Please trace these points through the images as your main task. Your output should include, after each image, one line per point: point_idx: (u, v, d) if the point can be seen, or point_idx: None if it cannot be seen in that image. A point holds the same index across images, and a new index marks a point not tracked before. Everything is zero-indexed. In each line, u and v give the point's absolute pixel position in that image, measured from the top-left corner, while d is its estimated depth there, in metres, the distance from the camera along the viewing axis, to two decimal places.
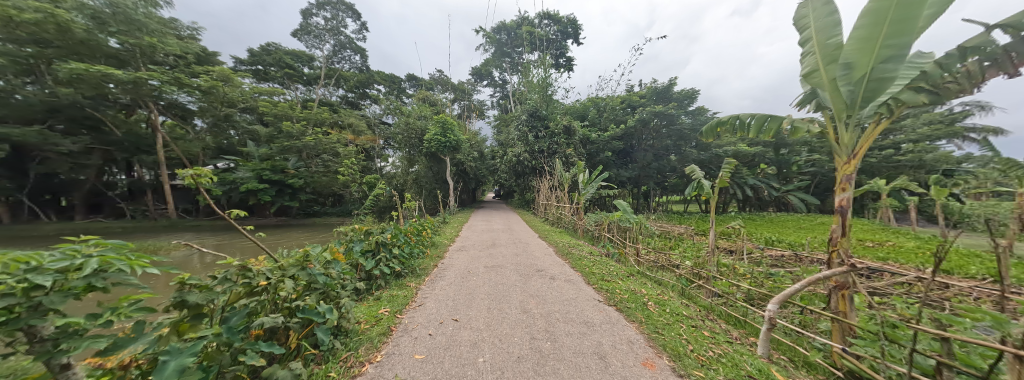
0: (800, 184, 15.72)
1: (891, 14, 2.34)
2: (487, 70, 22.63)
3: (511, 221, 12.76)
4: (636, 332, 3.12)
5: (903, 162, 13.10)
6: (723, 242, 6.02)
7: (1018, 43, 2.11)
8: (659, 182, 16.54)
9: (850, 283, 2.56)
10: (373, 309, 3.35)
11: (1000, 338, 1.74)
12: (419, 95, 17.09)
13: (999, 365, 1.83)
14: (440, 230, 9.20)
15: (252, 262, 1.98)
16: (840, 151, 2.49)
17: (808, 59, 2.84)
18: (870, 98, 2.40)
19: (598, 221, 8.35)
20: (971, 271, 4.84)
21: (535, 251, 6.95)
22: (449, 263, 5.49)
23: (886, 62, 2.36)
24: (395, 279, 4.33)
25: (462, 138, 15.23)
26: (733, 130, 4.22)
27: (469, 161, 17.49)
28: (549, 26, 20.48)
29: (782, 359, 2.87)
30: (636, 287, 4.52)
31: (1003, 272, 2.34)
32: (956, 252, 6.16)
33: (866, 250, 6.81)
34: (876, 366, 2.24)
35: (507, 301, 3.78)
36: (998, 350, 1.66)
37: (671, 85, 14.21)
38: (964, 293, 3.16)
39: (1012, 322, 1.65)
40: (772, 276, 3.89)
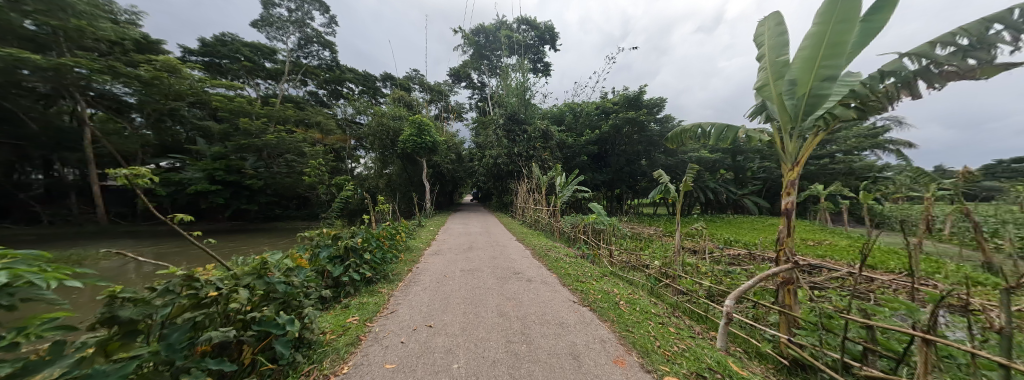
0: (753, 188, 17.18)
1: (827, 39, 2.67)
2: (464, 71, 22.45)
3: (489, 224, 12.74)
4: (608, 331, 3.23)
5: (837, 170, 14.79)
6: (688, 242, 6.42)
7: (922, 70, 2.48)
8: (630, 186, 17.29)
9: (794, 278, 2.84)
10: (341, 317, 3.19)
11: (912, 324, 2.01)
12: (393, 94, 16.58)
13: (913, 348, 2.12)
14: (415, 234, 8.96)
15: (200, 271, 1.81)
16: (786, 158, 2.78)
17: (763, 74, 3.16)
18: (809, 112, 2.71)
19: (573, 223, 8.56)
20: (891, 266, 5.57)
21: (512, 253, 6.98)
22: (424, 267, 5.37)
23: (823, 81, 2.67)
24: (366, 285, 4.15)
25: (439, 139, 14.95)
26: (695, 138, 4.53)
27: (446, 163, 17.23)
28: (526, 31, 20.80)
29: (738, 351, 3.11)
30: (609, 288, 4.68)
31: (913, 266, 2.71)
32: (880, 249, 7.05)
33: (808, 248, 7.62)
34: (815, 353, 2.51)
35: (484, 304, 3.77)
36: (911, 335, 1.92)
37: (642, 93, 14.92)
38: (885, 285, 3.62)
39: (921, 310, 1.92)
40: (729, 274, 4.21)
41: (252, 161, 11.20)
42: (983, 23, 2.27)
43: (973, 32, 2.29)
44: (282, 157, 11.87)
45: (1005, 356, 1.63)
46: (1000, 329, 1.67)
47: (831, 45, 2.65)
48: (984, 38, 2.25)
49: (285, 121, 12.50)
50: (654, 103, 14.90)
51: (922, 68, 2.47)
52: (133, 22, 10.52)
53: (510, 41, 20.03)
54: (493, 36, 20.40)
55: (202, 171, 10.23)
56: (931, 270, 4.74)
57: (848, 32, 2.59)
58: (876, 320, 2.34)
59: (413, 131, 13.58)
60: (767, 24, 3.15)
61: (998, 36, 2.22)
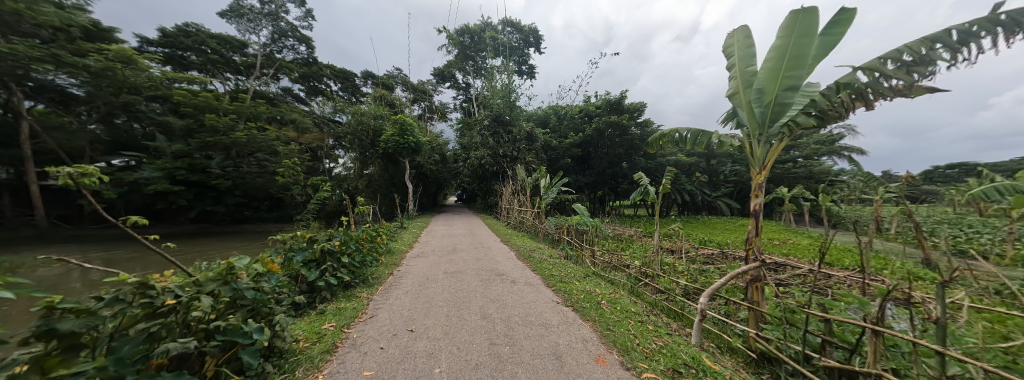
0: (726, 190, 18.09)
1: (790, 52, 2.87)
2: (448, 71, 22.20)
3: (473, 226, 12.65)
4: (590, 331, 3.29)
5: (800, 174, 15.85)
6: (667, 242, 6.66)
7: (873, 82, 2.70)
8: (612, 188, 17.71)
9: (762, 276, 3.01)
10: (316, 324, 3.06)
11: (864, 317, 2.18)
12: (374, 93, 16.14)
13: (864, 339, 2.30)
14: (397, 236, 8.73)
15: (156, 278, 1.68)
16: (753, 162, 2.97)
17: (733, 83, 3.35)
18: (775, 119, 2.88)
19: (557, 224, 8.65)
20: (847, 263, 6.03)
21: (496, 255, 6.96)
22: (405, 270, 5.26)
23: (787, 91, 2.86)
24: (344, 290, 4.01)
25: (422, 140, 14.70)
26: (672, 142, 4.71)
27: (429, 163, 16.96)
28: (511, 33, 20.87)
29: (711, 346, 3.26)
30: (591, 288, 4.76)
31: (867, 263, 2.93)
32: (837, 248, 7.62)
33: (775, 247, 8.11)
34: (780, 346, 2.68)
35: (468, 307, 3.74)
36: (863, 327, 2.08)
37: (624, 98, 15.34)
38: (841, 281, 3.92)
39: (870, 303, 2.09)
40: (703, 273, 4.41)
41: (219, 159, 10.52)
42: (925, 41, 2.50)
43: (915, 50, 2.53)
44: (252, 155, 11.24)
45: (941, 343, 1.80)
46: (937, 319, 1.85)
47: (792, 57, 2.85)
48: (925, 56, 2.50)
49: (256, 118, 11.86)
50: (635, 107, 15.30)
51: (872, 81, 2.71)
52: (81, 7, 9.59)
53: (496, 42, 20.05)
54: (478, 37, 20.33)
55: (161, 170, 9.42)
56: (881, 266, 5.17)
57: (807, 46, 2.80)
58: (833, 314, 2.53)
59: (394, 131, 13.24)
60: (737, 36, 3.35)
61: (935, 54, 2.47)
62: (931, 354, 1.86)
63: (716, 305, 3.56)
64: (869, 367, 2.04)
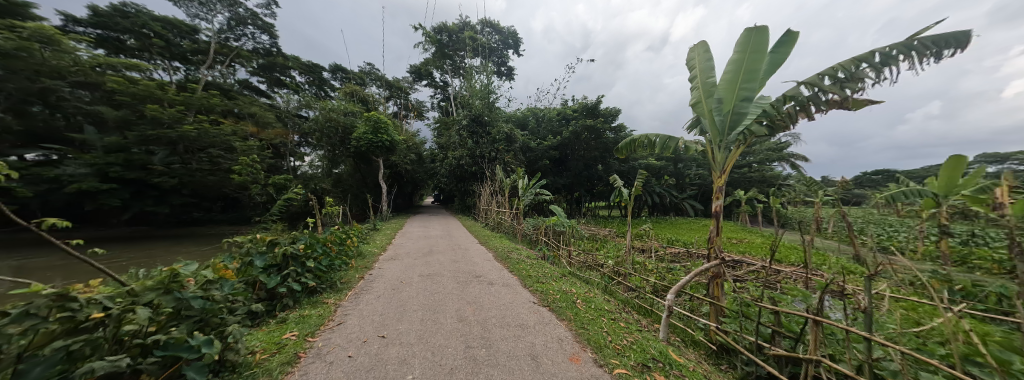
0: (691, 193, 19.26)
1: (744, 66, 3.12)
2: (425, 69, 21.70)
3: (450, 227, 12.47)
4: (565, 330, 3.35)
5: (755, 178, 17.25)
6: (638, 242, 6.96)
7: (814, 96, 3.00)
8: (588, 190, 18.19)
9: (722, 273, 3.23)
10: (275, 334, 2.84)
11: (807, 309, 2.40)
12: (345, 88, 15.40)
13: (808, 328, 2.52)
14: (369, 238, 8.37)
15: (80, 289, 1.49)
16: (713, 166, 3.19)
17: (696, 93, 3.57)
18: (732, 127, 3.12)
19: (535, 225, 8.71)
20: (794, 260, 6.65)
21: (474, 256, 6.88)
22: (378, 273, 5.06)
23: (742, 101, 3.10)
24: (309, 296, 3.76)
25: (397, 138, 14.25)
26: (643, 147, 4.94)
27: (404, 163, 16.46)
28: (490, 34, 20.83)
29: (676, 340, 3.44)
30: (567, 287, 4.85)
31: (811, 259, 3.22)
32: (786, 245, 8.38)
33: (733, 245, 8.77)
34: (737, 338, 2.88)
35: (443, 310, 3.67)
36: (807, 317, 2.30)
37: (600, 102, 15.83)
38: (788, 276, 4.30)
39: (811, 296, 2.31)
40: (670, 271, 4.64)
41: (163, 155, 9.47)
42: (855, 61, 2.82)
43: (847, 68, 2.84)
44: (204, 151, 10.29)
45: (868, 330, 2.03)
46: (864, 308, 2.08)
47: (747, 70, 3.10)
48: (855, 74, 2.82)
49: (209, 111, 10.85)
50: (610, 112, 15.79)
51: (812, 95, 3.01)
52: None
53: (475, 43, 19.91)
54: (456, 36, 20.06)
55: (90, 166, 8.34)
56: (824, 263, 5.75)
57: (758, 61, 3.07)
58: (782, 306, 2.76)
59: (366, 129, 12.70)
60: (698, 49, 3.58)
61: (862, 73, 2.80)
62: (860, 340, 2.09)
63: (682, 301, 3.76)
64: (808, 353, 2.26)
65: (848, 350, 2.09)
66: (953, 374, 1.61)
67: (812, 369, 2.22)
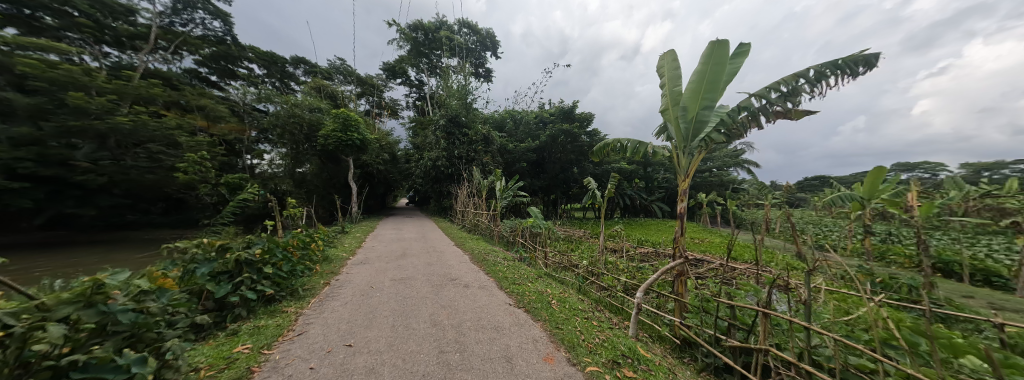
0: (659, 195, 20.30)
1: (707, 76, 3.34)
2: (400, 67, 21.05)
3: (425, 229, 12.19)
4: (540, 330, 3.38)
5: (715, 182, 18.58)
6: (611, 242, 7.22)
7: (763, 108, 3.29)
8: (564, 192, 18.55)
9: (685, 271, 3.42)
10: (224, 348, 2.58)
11: (759, 303, 2.60)
12: (311, 83, 14.55)
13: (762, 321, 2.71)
14: (337, 241, 7.92)
15: None
16: (677, 171, 3.39)
17: (664, 100, 3.77)
18: (695, 134, 3.33)
19: (512, 227, 8.72)
20: (749, 257, 7.24)
21: (449, 259, 6.75)
22: (346, 278, 4.80)
23: (705, 110, 3.33)
24: (265, 305, 3.48)
25: (369, 137, 13.68)
26: (615, 151, 5.12)
27: (376, 163, 15.82)
28: (467, 35, 20.68)
29: (645, 336, 3.60)
30: (542, 288, 4.89)
31: (763, 256, 3.49)
32: (741, 244, 9.11)
33: (696, 244, 9.37)
34: (698, 332, 3.07)
35: (417, 314, 3.56)
36: (759, 310, 2.49)
37: (576, 107, 16.23)
38: (744, 273, 4.65)
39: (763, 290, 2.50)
40: (639, 270, 4.84)
41: (88, 150, 8.18)
42: (797, 78, 3.13)
43: (790, 83, 3.15)
44: (142, 147, 9.22)
45: (808, 320, 2.24)
46: (805, 301, 2.30)
47: (709, 81, 3.33)
48: (797, 89, 3.12)
49: (150, 103, 9.58)
50: (585, 117, 16.25)
51: (761, 106, 3.29)
52: None
53: (452, 43, 19.65)
54: (432, 35, 19.68)
55: None
56: (775, 260, 6.29)
57: (719, 73, 3.30)
58: (738, 301, 2.96)
59: (334, 127, 12.07)
60: (667, 59, 3.78)
61: (802, 88, 3.10)
62: (801, 329, 2.31)
63: (650, 299, 3.92)
64: (759, 343, 2.45)
65: (792, 339, 2.29)
66: (874, 357, 1.83)
67: (762, 358, 2.42)
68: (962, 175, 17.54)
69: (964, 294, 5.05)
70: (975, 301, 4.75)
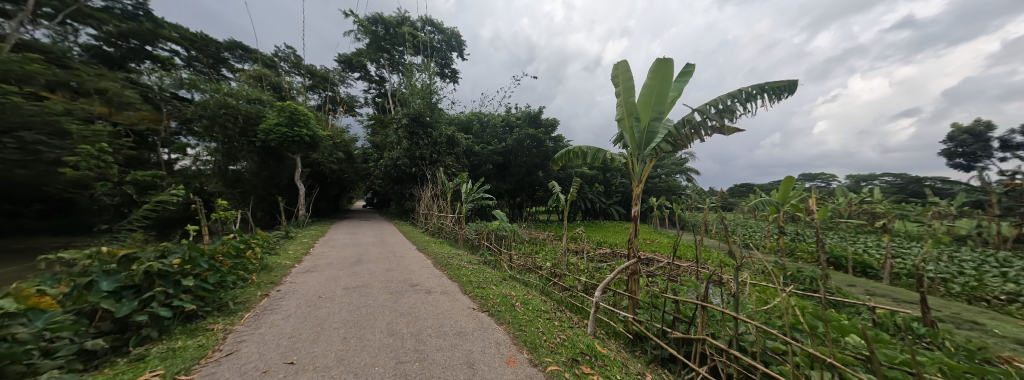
0: (617, 199, 21.58)
1: (655, 90, 3.64)
2: (358, 61, 19.80)
3: (384, 233, 11.56)
4: (503, 334, 3.39)
5: (663, 187, 20.30)
6: (573, 244, 7.50)
7: (703, 121, 3.67)
8: (530, 195, 18.83)
9: (638, 270, 3.66)
10: (125, 377, 2.11)
11: (699, 297, 2.87)
12: (248, 71, 13.02)
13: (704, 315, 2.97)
14: (281, 248, 7.11)
15: None
16: (632, 177, 3.63)
17: (619, 111, 4.02)
18: (646, 143, 3.61)
19: (478, 230, 8.65)
20: (692, 256, 8.02)
21: (410, 264, 6.47)
22: (290, 289, 4.37)
23: (654, 122, 3.63)
24: (184, 324, 2.98)
25: (320, 134, 12.63)
26: (577, 157, 5.34)
27: (328, 162, 14.67)
28: (432, 34, 20.19)
29: (601, 333, 3.78)
30: (506, 291, 4.91)
31: (701, 254, 3.87)
32: (685, 244, 10.05)
33: (649, 245, 10.13)
34: (648, 326, 3.31)
35: (372, 324, 3.36)
36: (698, 304, 2.75)
37: (541, 112, 16.66)
38: (687, 270, 5.12)
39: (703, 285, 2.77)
40: (597, 270, 5.08)
41: None
42: (728, 96, 3.55)
43: (723, 101, 3.57)
44: (8, 135, 5.54)
45: (737, 311, 2.52)
46: (735, 294, 2.59)
47: (658, 95, 3.63)
48: (729, 107, 3.54)
49: (26, 79, 5.89)
50: (550, 123, 16.79)
51: (701, 121, 3.68)
52: None
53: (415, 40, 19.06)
54: (394, 30, 18.82)
55: None
56: (714, 258, 7.01)
57: (666, 88, 3.61)
58: (682, 297, 3.24)
59: (275, 120, 10.93)
60: (621, 72, 4.04)
61: (733, 107, 3.54)
62: (731, 319, 2.60)
63: (607, 298, 4.14)
64: (699, 334, 2.71)
65: (725, 329, 2.57)
66: (787, 340, 2.12)
67: (701, 347, 2.68)
68: (851, 184, 21.26)
69: (848, 283, 6.14)
70: (856, 289, 5.80)
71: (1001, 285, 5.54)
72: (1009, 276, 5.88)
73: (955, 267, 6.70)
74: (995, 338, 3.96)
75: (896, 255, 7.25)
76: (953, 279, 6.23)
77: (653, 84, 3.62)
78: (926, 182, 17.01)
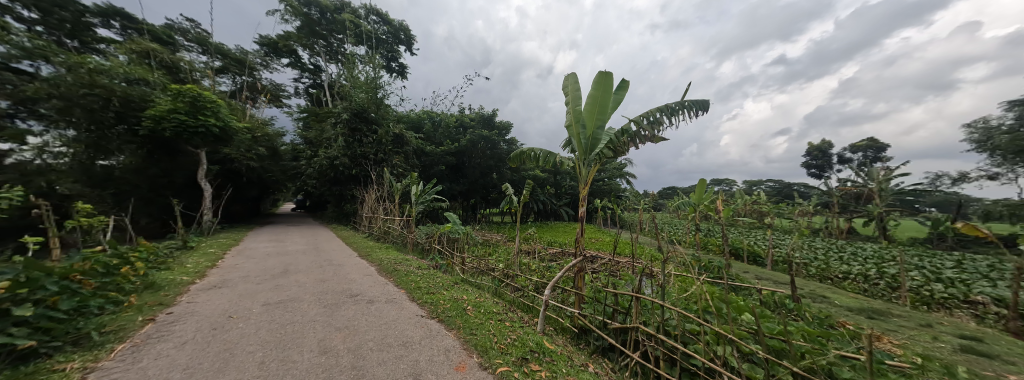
0: (566, 201, 22.68)
1: (599, 100, 3.89)
2: (286, 45, 17.49)
3: (319, 239, 10.41)
4: (454, 339, 3.31)
5: (606, 189, 21.99)
6: (525, 245, 7.63)
7: (635, 131, 4.07)
8: (483, 197, 18.74)
9: (583, 266, 3.90)
10: None
11: (634, 290, 3.13)
12: (130, 45, 10.50)
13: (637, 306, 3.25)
14: (176, 261, 5.84)
15: None
16: (579, 179, 3.85)
17: (568, 117, 4.25)
18: (591, 148, 3.90)
19: (428, 233, 8.29)
20: (631, 251, 8.80)
21: (350, 272, 5.93)
22: (190, 310, 3.64)
23: (598, 129, 3.92)
24: (11, 366, 2.17)
25: (236, 125, 10.79)
26: (528, 159, 5.49)
27: (246, 158, 12.68)
28: (377, 24, 18.86)
29: (550, 329, 3.91)
30: (458, 295, 4.79)
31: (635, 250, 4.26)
32: (625, 241, 10.99)
33: (596, 244, 10.83)
34: (593, 320, 3.51)
35: (301, 343, 2.99)
36: (635, 296, 2.99)
37: (495, 114, 16.68)
38: (625, 266, 5.60)
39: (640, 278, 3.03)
40: (547, 269, 5.27)
41: None
42: (656, 110, 3.99)
43: (652, 115, 4.00)
44: None
45: (664, 300, 2.81)
46: (662, 285, 2.90)
47: (600, 105, 3.89)
48: (656, 119, 3.98)
49: None
50: (503, 125, 16.96)
51: (636, 131, 4.06)
52: None
53: (357, 28, 17.60)
54: (332, 15, 17.05)
55: None
56: (649, 253, 7.79)
57: (607, 98, 3.90)
58: (618, 290, 3.53)
59: (163, 106, 8.87)
60: (570, 81, 4.26)
61: (660, 119, 3.98)
62: (661, 309, 2.89)
63: (557, 295, 4.28)
64: (633, 322, 2.98)
65: (654, 317, 2.86)
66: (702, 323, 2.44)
67: (636, 334, 2.94)
68: (749, 188, 25.64)
69: (745, 270, 7.37)
70: (750, 274, 7.01)
71: (840, 266, 7.20)
72: (844, 258, 7.69)
73: (814, 254, 8.51)
74: (835, 308, 5.14)
75: (779, 245, 8.94)
76: (814, 262, 7.90)
77: (596, 94, 3.89)
78: (796, 187, 21.43)
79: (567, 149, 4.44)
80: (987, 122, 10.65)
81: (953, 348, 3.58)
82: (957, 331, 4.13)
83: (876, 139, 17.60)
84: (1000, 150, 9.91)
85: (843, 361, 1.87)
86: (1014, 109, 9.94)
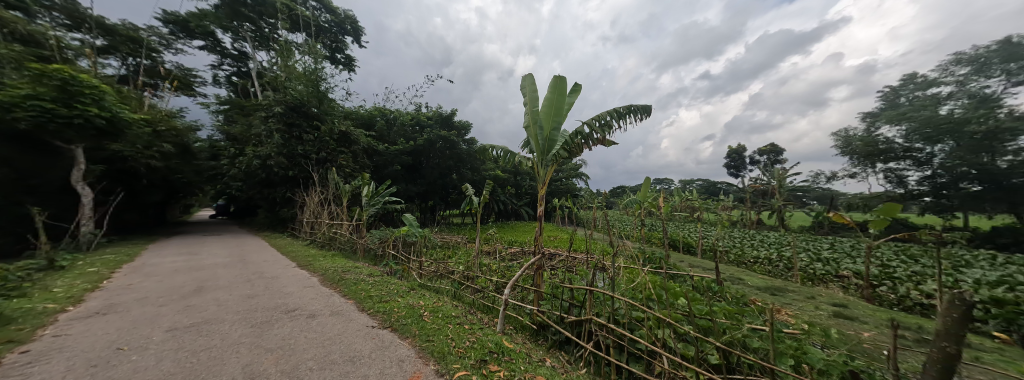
0: (525, 201, 23.11)
1: (553, 102, 4.02)
2: (200, 25, 14.95)
3: (249, 249, 9.14)
4: (408, 349, 3.14)
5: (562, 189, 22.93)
6: (486, 246, 7.57)
7: (586, 134, 4.27)
8: (442, 198, 18.21)
9: (541, 263, 3.99)
10: None
11: (588, 283, 3.26)
12: None
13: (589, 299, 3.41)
14: (41, 286, 4.61)
15: None
16: (537, 179, 3.94)
17: (525, 119, 4.33)
18: (547, 149, 4.02)
19: (381, 238, 7.76)
20: (586, 248, 9.30)
21: (287, 285, 5.29)
22: (57, 346, 2.90)
23: (553, 131, 4.06)
24: None
25: (133, 117, 8.93)
26: (487, 159, 5.46)
27: (144, 157, 10.56)
28: (317, 10, 17.18)
29: (510, 328, 3.92)
30: (414, 301, 4.56)
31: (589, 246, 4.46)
32: (581, 238, 11.59)
33: (554, 241, 11.25)
34: (551, 316, 3.59)
35: (218, 371, 2.56)
36: (588, 289, 3.13)
37: (453, 114, 16.28)
38: (579, 261, 5.83)
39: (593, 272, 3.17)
40: (507, 268, 5.28)
41: None
42: (605, 115, 4.25)
43: (602, 119, 4.26)
44: None
45: (613, 291, 2.98)
46: (610, 277, 3.08)
47: (556, 108, 4.03)
48: (605, 123, 4.25)
49: None
50: (462, 125, 16.67)
51: (589, 133, 4.27)
52: None
53: (293, 13, 15.82)
54: None
55: None
56: (603, 249, 8.27)
57: (562, 101, 4.06)
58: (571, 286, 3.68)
59: (17, 89, 6.94)
60: (527, 83, 4.34)
61: (610, 123, 4.25)
62: (609, 299, 3.05)
63: (518, 294, 4.29)
64: (588, 314, 3.11)
65: (604, 308, 3.02)
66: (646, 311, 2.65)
67: (588, 325, 3.09)
68: (684, 186, 28.88)
69: (680, 259, 8.26)
70: (684, 262, 7.87)
71: (751, 252, 8.46)
72: (755, 245, 9.06)
73: (733, 242, 9.89)
74: (749, 287, 6.02)
75: (708, 237, 10.20)
76: (734, 249, 9.15)
77: (551, 96, 4.02)
78: (720, 185, 24.67)
79: (525, 149, 4.52)
80: (847, 131, 13.43)
81: (829, 314, 4.45)
82: (831, 300, 5.14)
83: (776, 145, 21.13)
84: (857, 154, 12.49)
85: (753, 333, 2.18)
86: (866, 120, 12.63)
